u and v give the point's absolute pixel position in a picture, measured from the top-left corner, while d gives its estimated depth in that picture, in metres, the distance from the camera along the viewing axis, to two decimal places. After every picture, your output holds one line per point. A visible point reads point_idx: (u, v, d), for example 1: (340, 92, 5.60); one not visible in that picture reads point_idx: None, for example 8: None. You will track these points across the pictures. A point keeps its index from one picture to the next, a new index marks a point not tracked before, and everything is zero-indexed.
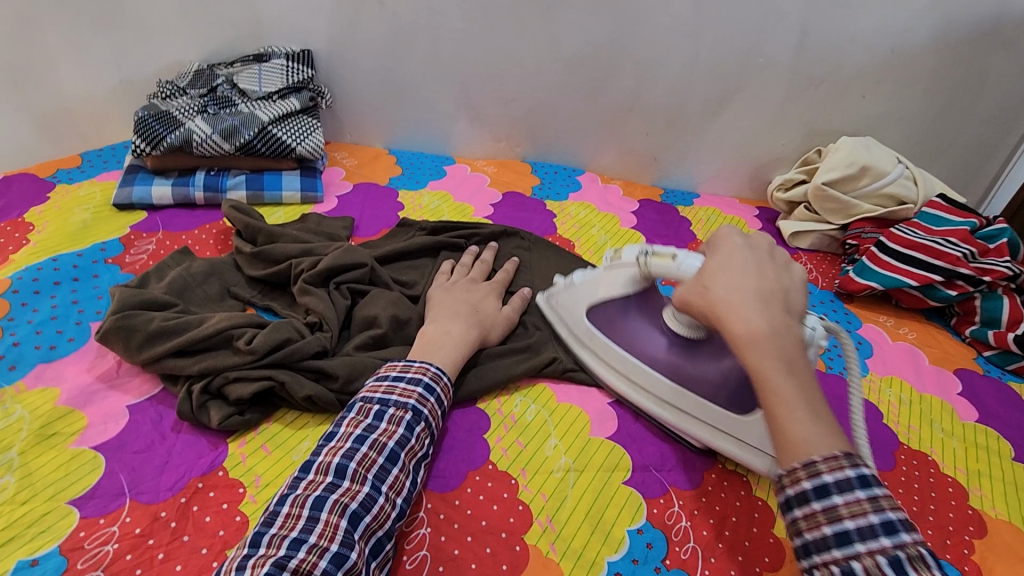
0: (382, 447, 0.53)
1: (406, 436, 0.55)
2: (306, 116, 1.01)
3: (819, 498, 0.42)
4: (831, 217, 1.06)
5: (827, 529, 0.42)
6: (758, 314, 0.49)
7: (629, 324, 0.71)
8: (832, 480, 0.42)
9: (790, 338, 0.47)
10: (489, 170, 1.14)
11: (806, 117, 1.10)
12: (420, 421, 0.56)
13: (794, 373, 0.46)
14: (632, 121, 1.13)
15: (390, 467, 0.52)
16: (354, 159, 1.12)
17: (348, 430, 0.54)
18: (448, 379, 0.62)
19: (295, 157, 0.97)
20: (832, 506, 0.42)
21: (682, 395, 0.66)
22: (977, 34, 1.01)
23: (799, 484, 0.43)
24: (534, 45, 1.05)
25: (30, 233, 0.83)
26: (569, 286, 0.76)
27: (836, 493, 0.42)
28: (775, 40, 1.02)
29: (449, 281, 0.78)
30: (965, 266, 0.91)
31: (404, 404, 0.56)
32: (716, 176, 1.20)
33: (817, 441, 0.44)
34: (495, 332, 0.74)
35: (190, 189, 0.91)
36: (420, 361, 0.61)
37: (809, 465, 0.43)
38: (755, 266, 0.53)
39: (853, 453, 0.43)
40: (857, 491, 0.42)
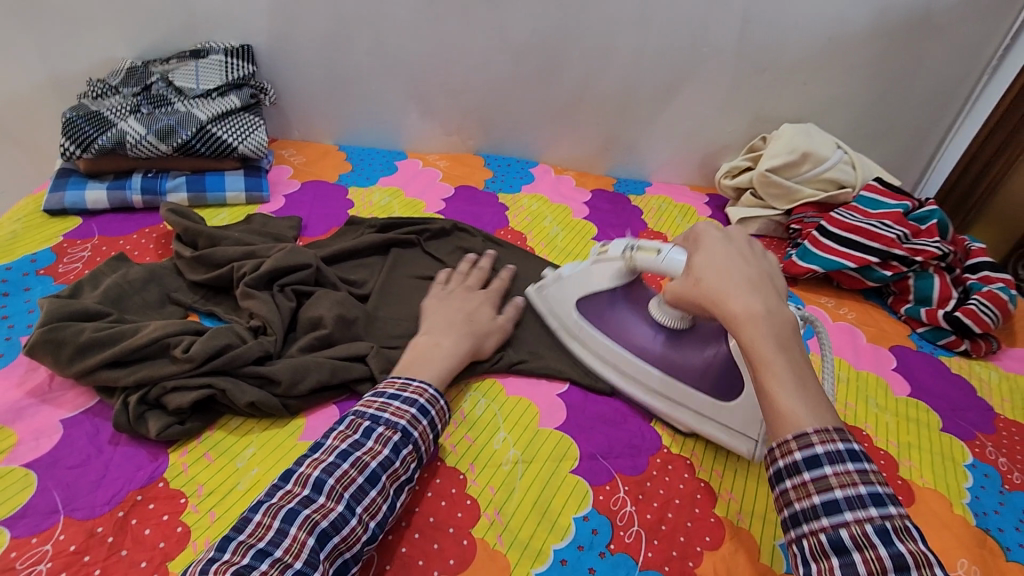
0: (363, 465, 0.53)
1: (392, 458, 0.54)
2: (248, 113, 0.98)
3: (797, 449, 0.47)
4: (776, 203, 1.09)
5: (826, 526, 0.45)
6: (751, 299, 0.53)
7: (619, 315, 0.74)
8: (827, 468, 0.46)
9: (784, 316, 0.52)
10: (441, 164, 1.14)
11: (750, 104, 1.13)
12: (409, 443, 0.56)
13: (787, 352, 0.50)
14: (582, 111, 1.14)
15: (368, 488, 0.52)
16: (303, 156, 1.10)
17: (334, 443, 0.54)
18: (445, 401, 0.61)
19: (237, 156, 0.95)
20: (811, 457, 0.47)
21: (672, 383, 0.69)
22: (908, 21, 1.04)
23: (793, 467, 0.47)
24: (482, 36, 1.05)
25: None
26: (560, 280, 0.77)
27: (815, 444, 0.47)
28: (717, 29, 1.03)
29: (444, 291, 0.76)
30: (898, 247, 0.95)
31: (394, 424, 0.56)
32: (667, 165, 1.22)
33: (809, 415, 0.48)
34: (490, 342, 0.72)
35: (126, 193, 0.88)
36: (392, 374, 0.61)
37: (801, 438, 0.47)
38: (747, 254, 0.58)
39: (842, 427, 0.48)
40: (832, 441, 0.46)
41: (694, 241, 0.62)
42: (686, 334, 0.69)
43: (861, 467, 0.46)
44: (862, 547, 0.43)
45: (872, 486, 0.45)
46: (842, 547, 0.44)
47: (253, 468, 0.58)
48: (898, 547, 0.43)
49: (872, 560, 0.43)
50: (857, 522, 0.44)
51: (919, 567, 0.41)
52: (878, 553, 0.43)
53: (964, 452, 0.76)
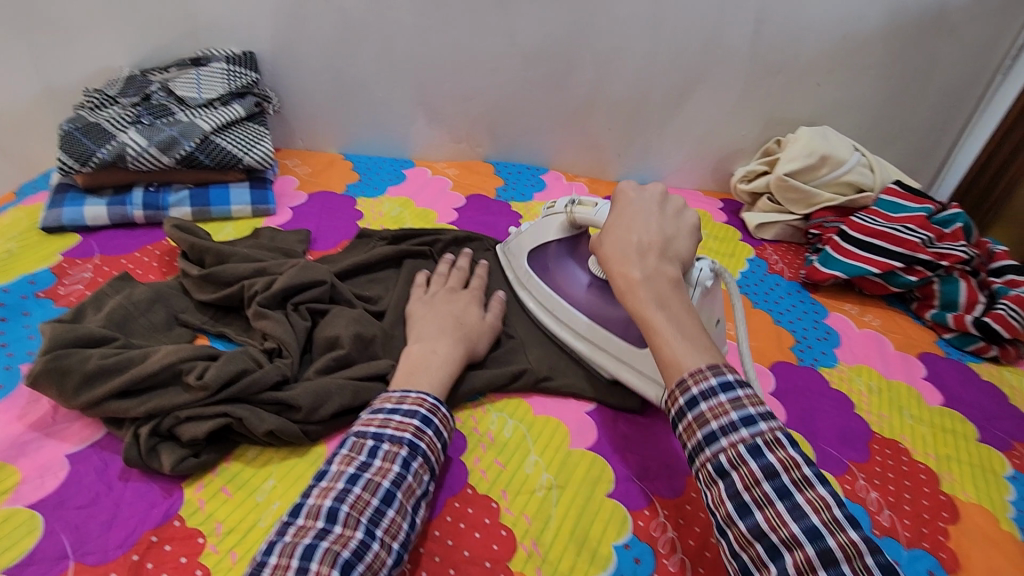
0: (375, 487, 0.49)
1: (402, 474, 0.51)
2: (252, 124, 0.95)
3: (697, 427, 0.47)
4: (793, 208, 1.07)
5: (713, 464, 0.46)
6: (632, 263, 0.55)
7: (564, 267, 0.78)
8: (710, 415, 0.47)
9: (661, 276, 0.54)
10: (450, 172, 1.11)
11: (764, 108, 1.11)
12: (418, 455, 0.53)
13: (665, 306, 0.52)
14: (594, 116, 1.11)
15: (385, 508, 0.49)
16: (308, 166, 1.07)
17: (340, 469, 0.50)
18: (446, 409, 0.58)
19: (242, 168, 0.91)
20: (709, 434, 0.47)
21: (596, 329, 0.73)
22: (923, 22, 1.03)
23: (680, 413, 0.49)
24: (491, 41, 1.02)
25: None
26: (519, 234, 0.83)
27: (711, 421, 0.47)
28: (732, 31, 1.01)
29: (427, 294, 0.75)
30: (923, 251, 0.93)
31: (398, 439, 0.53)
32: (680, 170, 1.19)
33: (689, 356, 0.49)
34: (482, 344, 0.70)
35: (127, 208, 0.84)
36: (417, 391, 0.58)
37: (681, 384, 0.48)
38: (649, 211, 0.60)
39: (717, 363, 0.49)
40: (722, 407, 0.47)
41: (614, 202, 0.63)
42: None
43: (732, 393, 0.47)
44: (762, 505, 0.43)
45: (756, 434, 0.45)
46: (745, 508, 0.44)
47: (276, 503, 0.55)
48: (795, 497, 0.42)
49: (756, 490, 0.44)
50: (780, 519, 0.42)
51: (847, 559, 0.39)
52: (776, 509, 0.42)
53: (1003, 463, 0.74)
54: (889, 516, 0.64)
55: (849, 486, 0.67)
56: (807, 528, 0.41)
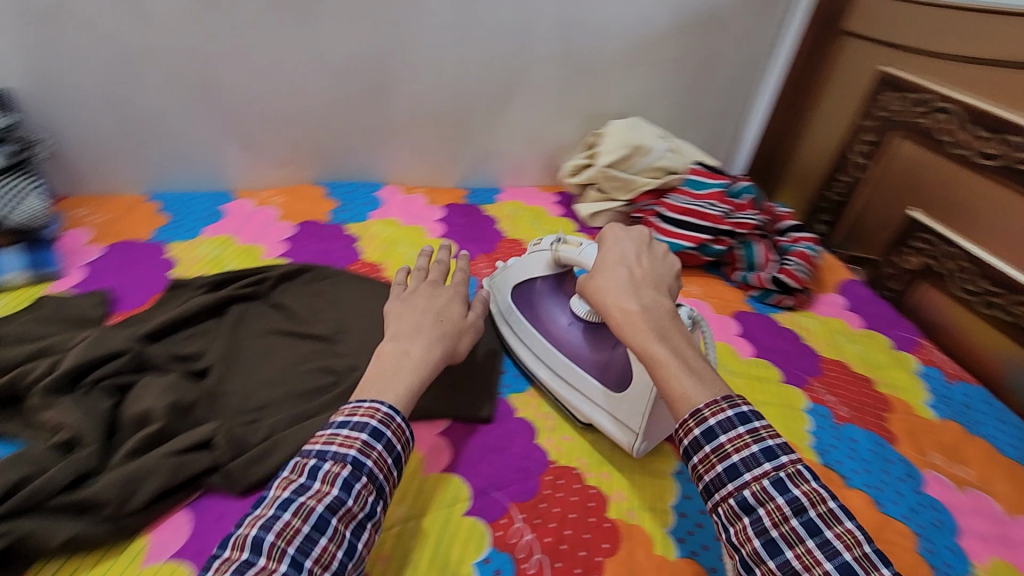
0: (308, 512, 0.47)
1: (342, 497, 0.48)
2: (17, 176, 0.84)
3: (718, 460, 0.49)
4: (616, 195, 1.14)
5: (733, 492, 0.48)
6: (628, 296, 0.59)
7: (550, 304, 0.78)
8: (722, 439, 0.49)
9: (658, 308, 0.58)
10: (277, 201, 1.04)
11: (580, 105, 1.18)
12: (361, 475, 0.50)
13: (665, 339, 0.55)
14: (421, 126, 1.10)
15: (317, 536, 0.46)
16: (102, 214, 0.94)
17: None
18: (402, 418, 0.55)
19: (9, 229, 0.81)
20: (730, 467, 0.49)
21: (571, 369, 0.73)
22: (700, 18, 1.15)
23: (694, 443, 0.50)
24: (297, 60, 0.96)
25: None
26: (506, 269, 0.83)
27: (731, 451, 0.49)
28: (537, 35, 1.06)
29: None
30: (724, 223, 1.05)
31: (245, 510, 0.47)
32: (515, 170, 1.23)
33: (699, 390, 0.52)
34: (363, 361, 0.67)
35: None
36: (371, 400, 0.54)
37: (697, 415, 0.50)
38: (643, 242, 0.65)
39: (729, 394, 0.52)
40: (742, 438, 0.49)
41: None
42: (597, 330, 0.74)
43: (749, 425, 0.50)
44: (764, 501, 0.47)
45: (780, 467, 0.47)
46: (773, 544, 0.45)
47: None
48: (824, 533, 0.44)
49: (773, 510, 0.46)
50: (781, 515, 0.46)
51: (849, 548, 0.43)
52: (777, 502, 0.46)
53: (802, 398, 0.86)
54: None
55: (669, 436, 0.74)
56: (805, 522, 0.45)
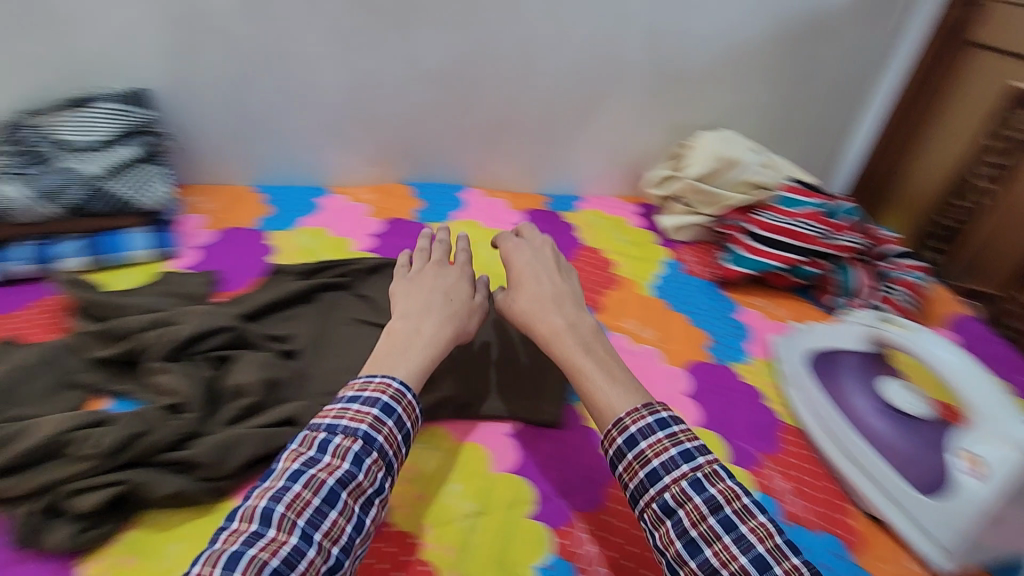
0: (319, 485, 0.49)
1: (354, 471, 0.51)
2: (147, 163, 0.91)
3: (619, 435, 0.56)
4: (703, 209, 1.11)
5: (654, 496, 0.53)
6: (552, 312, 0.69)
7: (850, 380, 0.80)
8: (622, 413, 0.57)
9: (583, 324, 0.68)
10: (367, 198, 1.09)
11: (668, 115, 1.15)
12: (372, 451, 0.53)
13: (590, 352, 0.64)
14: (506, 133, 1.12)
15: (328, 508, 0.49)
16: (215, 202, 1.02)
17: (285, 466, 0.51)
18: (413, 396, 0.58)
19: (137, 210, 0.87)
20: (629, 436, 0.56)
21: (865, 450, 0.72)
22: (801, 26, 1.09)
23: (619, 454, 0.56)
24: (397, 64, 1.01)
25: None
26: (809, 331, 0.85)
27: (649, 454, 0.54)
28: (628, 43, 1.04)
29: (413, 270, 0.76)
30: (820, 244, 0.99)
31: (352, 431, 0.53)
32: (597, 180, 1.22)
33: (622, 401, 0.59)
34: (472, 322, 0.71)
35: (6, 263, 0.79)
36: (382, 375, 0.58)
37: (619, 425, 0.56)
38: (545, 255, 0.78)
39: (650, 403, 0.58)
40: (640, 414, 0.56)
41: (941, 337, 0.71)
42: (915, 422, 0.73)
43: (628, 410, 0.57)
44: (710, 540, 0.50)
45: (696, 468, 0.53)
46: (698, 482, 0.52)
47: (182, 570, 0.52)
48: (740, 528, 0.50)
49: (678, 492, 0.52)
50: (729, 552, 0.49)
51: (761, 540, 0.49)
52: (724, 542, 0.49)
53: None
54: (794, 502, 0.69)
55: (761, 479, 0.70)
56: (754, 558, 0.48)
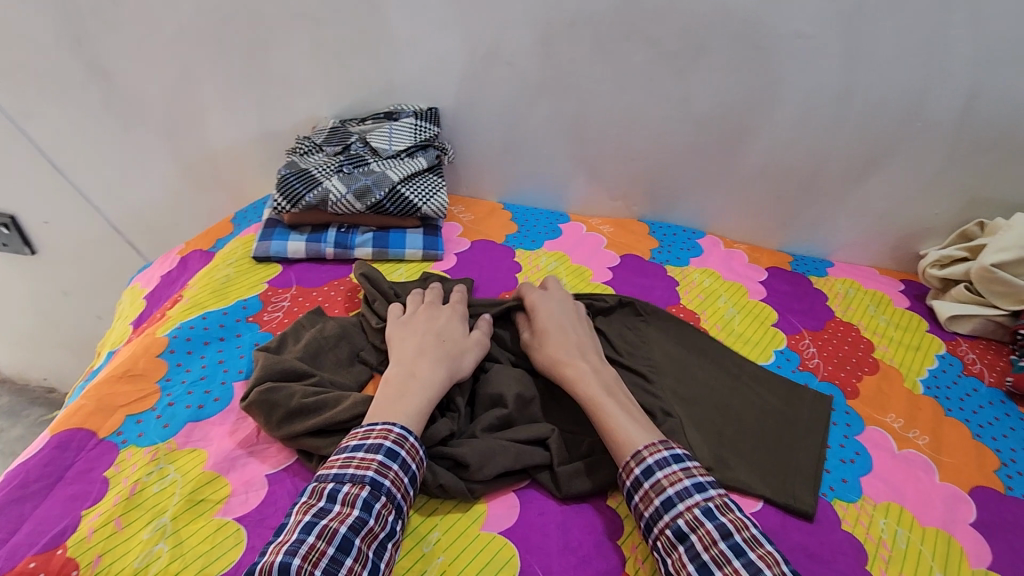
0: (332, 534, 0.51)
1: (363, 517, 0.53)
2: (431, 174, 1.02)
3: (655, 495, 0.57)
4: (998, 301, 0.93)
5: (669, 523, 0.55)
6: (577, 357, 0.72)
7: None
8: (660, 476, 0.58)
9: (605, 375, 0.70)
10: (605, 230, 1.10)
11: (967, 186, 0.99)
12: (379, 496, 0.55)
13: (615, 397, 0.67)
14: (762, 183, 1.06)
15: (342, 558, 0.50)
16: (471, 213, 1.12)
17: (352, 492, 0.54)
18: (417, 440, 0.60)
19: (420, 216, 0.98)
20: (666, 500, 0.57)
21: None
22: None
23: (637, 483, 0.59)
24: (665, 104, 1.01)
25: (183, 290, 0.88)
26: None
27: (642, 509, 0.58)
28: (938, 102, 0.92)
29: (552, 295, 0.82)
30: None
31: (360, 479, 0.55)
32: (854, 245, 1.10)
33: (640, 439, 0.61)
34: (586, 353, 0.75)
35: (322, 245, 0.94)
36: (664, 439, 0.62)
37: (638, 456, 0.60)
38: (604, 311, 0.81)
39: (667, 441, 0.61)
40: (676, 475, 0.58)
41: None
42: None
43: (653, 477, 0.58)
44: (720, 564, 0.51)
45: (707, 500, 0.56)
46: (705, 567, 0.51)
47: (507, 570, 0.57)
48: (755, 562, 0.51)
49: (676, 559, 0.53)
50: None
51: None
52: (733, 565, 0.51)
53: None
54: None
55: None
56: None
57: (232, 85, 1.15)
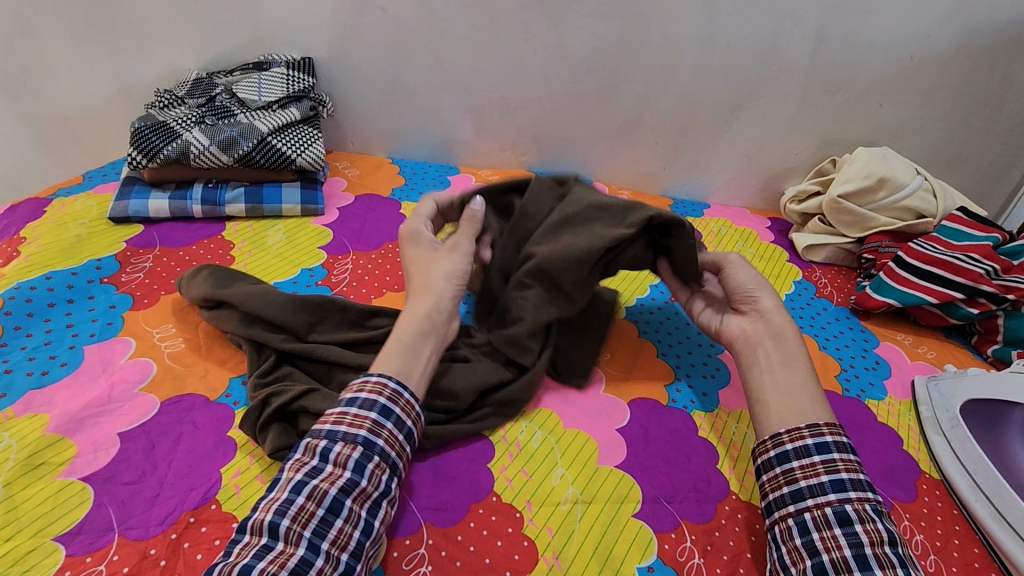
0: (322, 495, 0.48)
1: (354, 479, 0.50)
2: (307, 126, 0.99)
3: (825, 471, 0.53)
4: (846, 230, 1.03)
5: (833, 502, 0.51)
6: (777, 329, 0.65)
7: (997, 439, 0.69)
8: (835, 455, 0.54)
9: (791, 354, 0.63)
10: (494, 180, 1.11)
11: (820, 125, 1.07)
12: (372, 456, 0.51)
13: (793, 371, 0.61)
14: (640, 129, 1.10)
15: (332, 518, 0.48)
16: (357, 169, 1.09)
17: (344, 453, 0.50)
18: (412, 396, 0.57)
19: (295, 168, 0.96)
20: (837, 479, 0.53)
21: (1006, 496, 0.64)
22: (999, 41, 0.96)
23: (802, 450, 0.55)
24: (541, 51, 1.02)
25: (21, 245, 0.82)
26: (960, 375, 0.77)
27: (798, 477, 0.54)
28: (788, 45, 0.98)
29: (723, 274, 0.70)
30: (987, 284, 0.88)
31: (352, 438, 0.51)
32: (727, 187, 1.16)
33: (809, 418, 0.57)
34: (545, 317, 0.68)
35: (187, 203, 0.90)
36: (828, 424, 0.56)
37: (829, 463, 0.54)
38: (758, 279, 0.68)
39: (814, 423, 0.56)
40: (854, 465, 0.54)
41: None
42: None
43: (827, 455, 0.54)
44: (883, 565, 0.47)
45: (878, 500, 0.52)
46: (863, 558, 0.48)
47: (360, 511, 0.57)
48: (909, 568, 0.48)
49: (828, 537, 0.49)
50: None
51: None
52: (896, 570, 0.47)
53: None
54: (935, 562, 0.61)
55: (892, 526, 0.63)
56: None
57: (79, 35, 1.05)
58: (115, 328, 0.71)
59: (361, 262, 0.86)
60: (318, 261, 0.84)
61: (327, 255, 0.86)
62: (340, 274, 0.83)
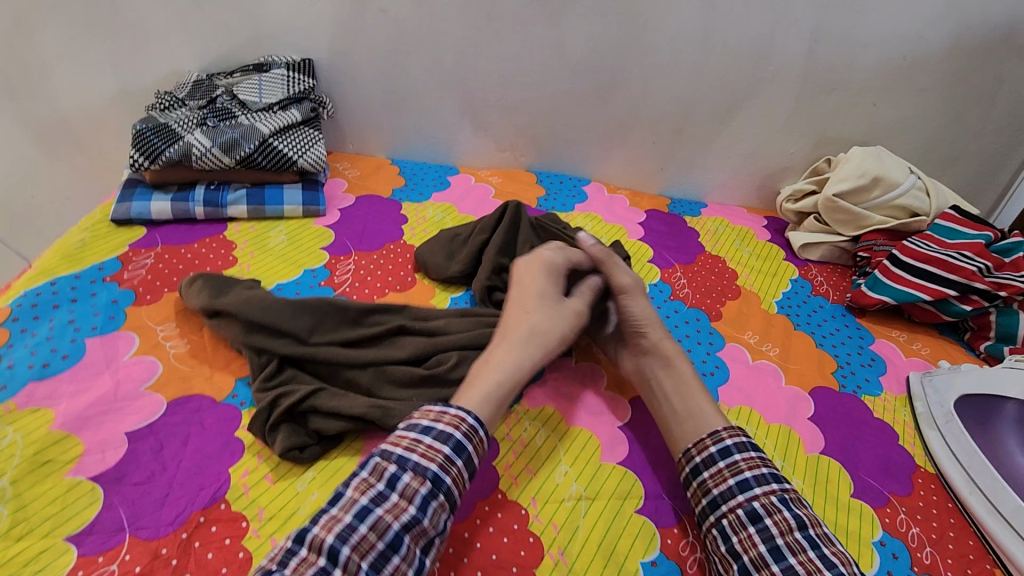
0: (384, 528, 0.48)
1: (418, 516, 0.49)
2: (307, 127, 1.00)
3: (731, 474, 0.56)
4: (841, 229, 1.04)
5: (741, 503, 0.54)
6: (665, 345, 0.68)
7: (992, 435, 0.71)
8: (738, 458, 0.57)
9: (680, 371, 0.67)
10: (493, 180, 1.12)
11: (815, 125, 1.08)
12: (439, 495, 0.51)
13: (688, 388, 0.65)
14: (638, 129, 1.11)
15: (391, 554, 0.47)
16: (357, 170, 1.10)
17: (413, 485, 0.50)
18: (484, 436, 0.56)
19: (296, 170, 0.96)
20: (742, 480, 0.55)
21: (1001, 490, 0.66)
22: (991, 42, 0.98)
23: (710, 459, 0.58)
24: (540, 52, 1.03)
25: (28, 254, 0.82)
26: (954, 371, 0.79)
27: (711, 486, 0.57)
28: (785, 46, 0.99)
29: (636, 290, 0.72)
30: (980, 281, 0.89)
31: (422, 471, 0.51)
32: (724, 186, 1.18)
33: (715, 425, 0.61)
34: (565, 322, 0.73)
35: (189, 204, 0.90)
36: (729, 430, 0.59)
37: (734, 467, 0.57)
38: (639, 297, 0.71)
39: (717, 432, 0.60)
40: (753, 461, 0.57)
41: None
42: None
43: (730, 459, 0.57)
44: (795, 551, 0.50)
45: (783, 489, 0.55)
46: (777, 550, 0.51)
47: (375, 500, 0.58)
48: (822, 548, 0.50)
49: (743, 538, 0.52)
50: (812, 565, 0.49)
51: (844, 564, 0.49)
52: (809, 555, 0.50)
53: None
54: (930, 554, 0.62)
55: (889, 520, 0.65)
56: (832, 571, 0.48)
57: (77, 36, 1.05)
58: (116, 322, 0.71)
59: (363, 263, 0.87)
60: (321, 261, 0.84)
61: (329, 256, 0.87)
62: (342, 274, 0.84)
